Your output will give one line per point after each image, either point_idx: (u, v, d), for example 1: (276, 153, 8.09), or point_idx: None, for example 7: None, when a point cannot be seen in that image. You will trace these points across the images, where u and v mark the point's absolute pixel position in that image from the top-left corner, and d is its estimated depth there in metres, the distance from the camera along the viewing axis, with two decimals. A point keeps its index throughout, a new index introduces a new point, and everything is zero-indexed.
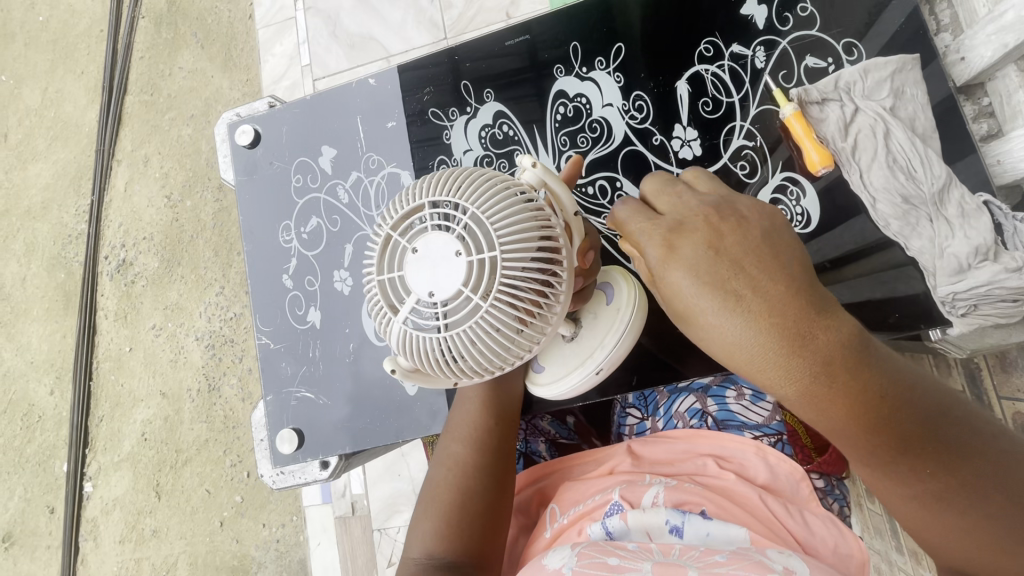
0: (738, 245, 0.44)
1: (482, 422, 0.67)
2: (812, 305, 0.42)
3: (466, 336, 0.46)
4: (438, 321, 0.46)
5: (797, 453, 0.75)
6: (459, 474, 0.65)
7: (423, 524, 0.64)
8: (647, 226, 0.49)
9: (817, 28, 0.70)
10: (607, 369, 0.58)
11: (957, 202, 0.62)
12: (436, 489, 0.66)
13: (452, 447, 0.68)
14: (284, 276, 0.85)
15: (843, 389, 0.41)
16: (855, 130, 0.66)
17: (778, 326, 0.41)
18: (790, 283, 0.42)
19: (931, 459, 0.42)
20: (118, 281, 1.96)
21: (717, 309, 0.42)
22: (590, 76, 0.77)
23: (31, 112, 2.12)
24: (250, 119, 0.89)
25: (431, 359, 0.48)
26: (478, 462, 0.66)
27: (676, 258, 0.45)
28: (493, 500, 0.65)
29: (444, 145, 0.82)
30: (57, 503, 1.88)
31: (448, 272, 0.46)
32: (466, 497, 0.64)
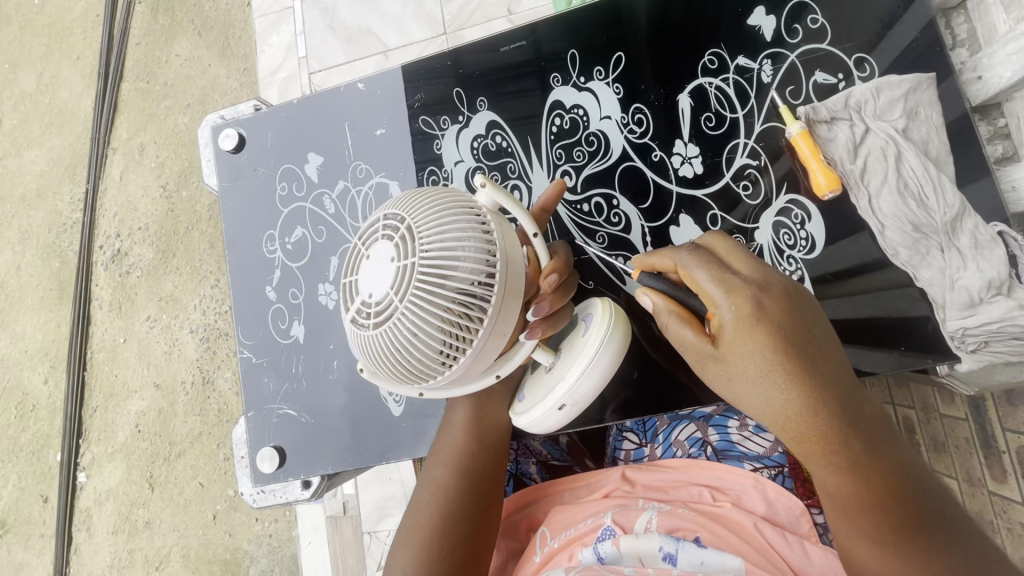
0: (788, 302, 0.46)
1: (466, 445, 0.65)
2: (836, 365, 0.46)
3: (392, 339, 0.44)
4: (370, 322, 0.45)
5: (797, 488, 0.71)
6: (442, 499, 0.63)
7: (402, 550, 0.61)
8: (701, 265, 0.48)
9: (828, 42, 0.67)
10: (572, 406, 0.55)
11: (970, 233, 0.59)
12: (418, 514, 0.63)
13: (435, 470, 0.65)
14: (267, 287, 0.82)
15: (844, 441, 0.45)
16: (864, 152, 0.62)
17: (807, 377, 0.44)
18: (821, 342, 0.46)
19: (907, 525, 0.46)
20: (112, 272, 1.93)
21: (755, 353, 0.44)
22: (587, 87, 0.74)
23: (26, 97, 2.07)
24: (235, 122, 0.85)
25: (373, 362, 0.47)
26: (462, 487, 0.63)
27: (729, 304, 0.45)
28: (476, 526, 0.62)
29: (435, 155, 0.79)
30: (51, 493, 1.87)
31: (380, 277, 0.45)
32: (447, 521, 0.61)
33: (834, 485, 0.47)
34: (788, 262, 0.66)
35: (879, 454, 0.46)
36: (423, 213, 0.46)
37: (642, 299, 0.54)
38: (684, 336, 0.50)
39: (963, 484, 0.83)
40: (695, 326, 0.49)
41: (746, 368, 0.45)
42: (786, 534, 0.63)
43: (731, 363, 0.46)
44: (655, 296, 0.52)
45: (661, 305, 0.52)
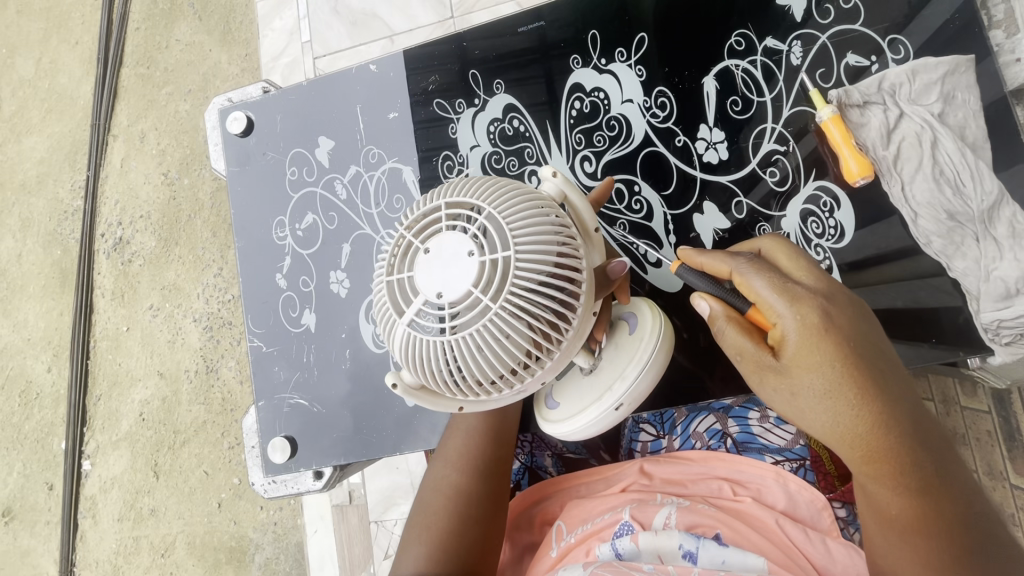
0: (853, 315, 0.45)
1: (480, 448, 0.63)
2: (899, 382, 0.45)
3: (472, 341, 0.41)
4: (445, 324, 0.41)
5: (819, 481, 0.69)
6: (456, 502, 0.62)
7: (416, 551, 0.60)
8: (757, 272, 0.48)
9: (861, 22, 0.64)
10: (629, 406, 0.53)
11: (1007, 221, 0.57)
12: (430, 515, 0.62)
13: (448, 472, 0.64)
14: (277, 275, 0.80)
15: (906, 458, 0.44)
16: (899, 137, 0.60)
17: (872, 392, 0.44)
18: (884, 358, 0.46)
19: (963, 546, 0.45)
20: (115, 260, 1.91)
21: (822, 365, 0.44)
22: (609, 69, 0.71)
23: (25, 82, 2.04)
24: (243, 105, 0.83)
25: (435, 369, 0.43)
26: (476, 489, 0.62)
27: (793, 313, 0.45)
28: (490, 523, 0.62)
29: (450, 140, 0.77)
30: (56, 481, 1.87)
31: (458, 272, 0.41)
32: (462, 523, 0.60)
33: (891, 504, 0.46)
34: (815, 251, 0.64)
35: (938, 474, 0.45)
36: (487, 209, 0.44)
37: (698, 304, 0.52)
38: (742, 347, 0.48)
39: (983, 478, 0.81)
40: (753, 335, 0.48)
41: (811, 380, 0.45)
42: (807, 531, 0.62)
43: (794, 376, 0.46)
44: (711, 300, 0.51)
45: (719, 310, 0.50)
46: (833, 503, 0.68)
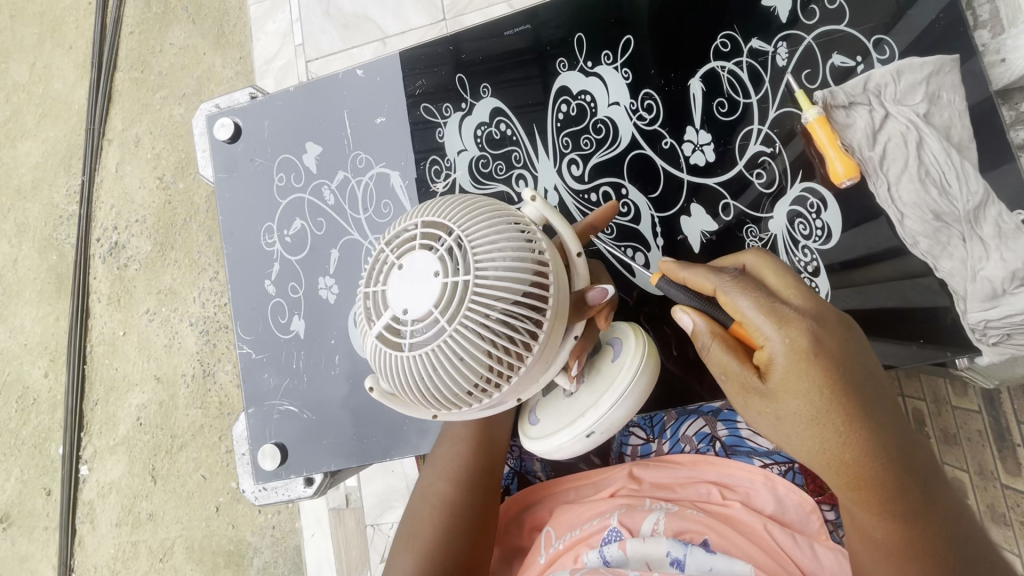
0: (844, 337, 0.44)
1: (470, 458, 0.64)
2: (887, 405, 0.45)
3: (427, 360, 0.41)
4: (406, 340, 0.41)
5: (808, 484, 0.69)
6: (444, 512, 0.61)
7: (403, 561, 0.60)
8: (743, 291, 0.46)
9: (847, 23, 0.64)
10: (600, 434, 0.54)
11: (993, 221, 0.57)
12: (419, 524, 0.62)
13: (439, 482, 0.64)
14: (266, 281, 0.80)
15: (888, 482, 0.44)
16: (884, 138, 0.60)
17: (858, 418, 0.43)
18: (872, 382, 0.45)
19: (946, 570, 0.45)
20: (110, 264, 1.91)
21: (808, 391, 0.43)
22: (595, 71, 0.71)
23: (19, 87, 2.03)
24: (231, 111, 0.83)
25: (394, 382, 0.44)
26: (466, 498, 0.62)
27: (780, 337, 0.44)
28: (477, 535, 0.61)
29: (437, 144, 0.76)
30: (53, 487, 1.87)
31: (421, 290, 0.41)
32: (449, 531, 0.60)
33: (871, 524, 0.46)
34: (802, 253, 0.64)
35: (920, 495, 0.45)
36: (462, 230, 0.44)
37: (681, 318, 0.51)
38: (726, 365, 0.48)
39: (975, 477, 0.81)
40: (738, 354, 0.48)
41: (795, 405, 0.44)
42: (796, 535, 0.62)
43: (780, 400, 0.45)
44: (696, 315, 0.50)
45: (704, 326, 0.50)
46: (822, 506, 0.68)
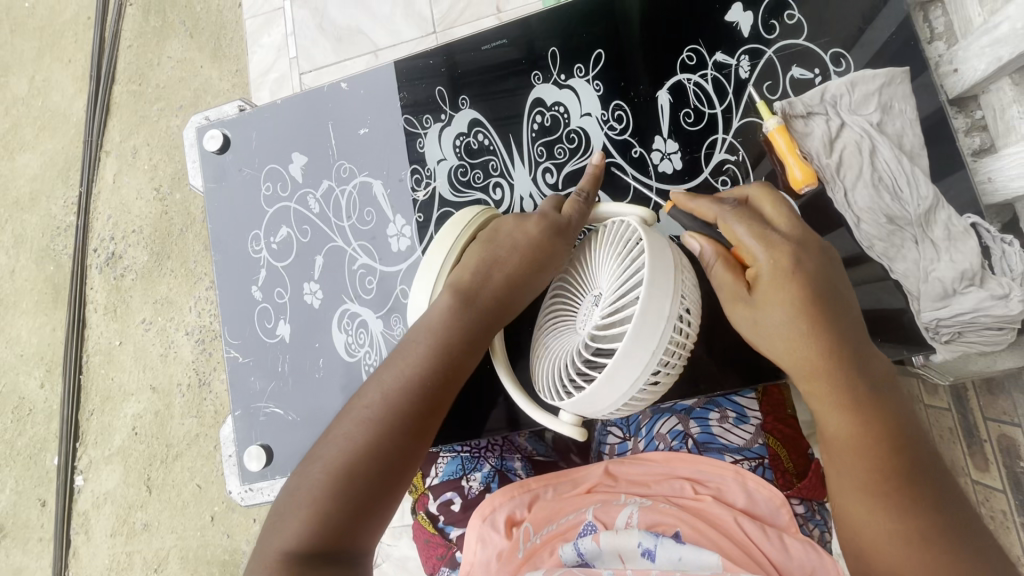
0: (822, 263, 0.52)
1: (405, 404, 0.50)
2: (862, 326, 0.53)
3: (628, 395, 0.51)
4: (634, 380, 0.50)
5: (777, 478, 0.72)
6: (347, 463, 0.47)
7: (285, 525, 0.46)
8: (742, 219, 0.54)
9: (804, 37, 0.67)
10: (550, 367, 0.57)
11: (944, 224, 0.59)
12: (316, 473, 0.48)
13: (350, 423, 0.50)
14: (253, 287, 0.83)
15: (860, 388, 0.50)
16: (840, 146, 0.63)
17: (837, 328, 0.51)
18: (847, 306, 0.53)
19: (906, 473, 0.49)
20: (107, 275, 1.93)
21: (785, 303, 0.51)
22: (568, 84, 0.74)
23: (18, 101, 2.07)
24: (220, 123, 0.86)
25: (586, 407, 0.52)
26: (376, 453, 0.48)
27: (767, 254, 0.52)
28: (376, 486, 0.48)
29: (418, 153, 0.79)
30: (48, 497, 1.87)
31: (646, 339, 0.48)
32: (345, 485, 0.47)
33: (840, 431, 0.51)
34: None
35: (892, 410, 0.50)
36: (629, 267, 0.50)
37: (690, 244, 0.58)
38: (724, 280, 0.55)
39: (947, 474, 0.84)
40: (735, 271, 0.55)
41: (777, 310, 0.51)
42: (765, 529, 0.64)
43: (764, 307, 0.52)
44: (703, 243, 0.57)
45: (709, 252, 0.56)
46: (793, 500, 0.70)
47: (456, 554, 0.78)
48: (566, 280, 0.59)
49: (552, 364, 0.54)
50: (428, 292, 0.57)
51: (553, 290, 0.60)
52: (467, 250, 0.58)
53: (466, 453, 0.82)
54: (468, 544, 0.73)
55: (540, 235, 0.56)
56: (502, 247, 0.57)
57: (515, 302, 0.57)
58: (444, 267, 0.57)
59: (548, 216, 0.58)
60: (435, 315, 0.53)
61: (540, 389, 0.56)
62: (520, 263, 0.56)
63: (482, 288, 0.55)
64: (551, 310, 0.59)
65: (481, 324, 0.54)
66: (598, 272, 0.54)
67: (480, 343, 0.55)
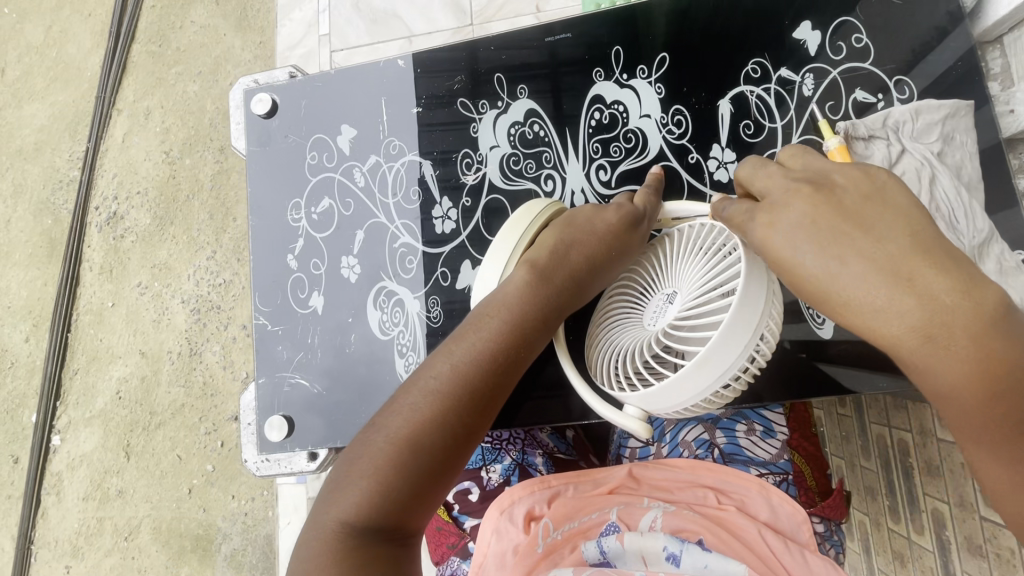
0: (851, 211, 0.45)
1: (474, 377, 0.49)
2: (998, 297, 0.41)
3: (700, 393, 0.49)
4: (708, 377, 0.48)
5: (801, 495, 0.73)
6: (412, 436, 0.46)
7: (347, 489, 0.45)
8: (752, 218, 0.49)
9: (870, 61, 0.68)
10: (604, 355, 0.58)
11: (996, 258, 0.60)
12: (379, 443, 0.46)
13: (418, 394, 0.48)
14: (289, 256, 0.81)
15: (982, 371, 0.40)
16: (899, 171, 0.63)
17: (951, 299, 0.41)
18: (900, 238, 0.43)
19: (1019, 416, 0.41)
20: (106, 234, 1.90)
21: (852, 272, 0.43)
22: (629, 84, 0.74)
23: (32, 49, 2.03)
24: (269, 87, 0.85)
25: (651, 401, 0.51)
26: (442, 426, 0.46)
27: (800, 246, 0.46)
28: (441, 458, 0.46)
29: (471, 138, 0.79)
30: (21, 454, 1.83)
31: (733, 338, 0.47)
32: (409, 455, 0.45)
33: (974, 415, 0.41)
34: None
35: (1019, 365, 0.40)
36: (713, 267, 0.52)
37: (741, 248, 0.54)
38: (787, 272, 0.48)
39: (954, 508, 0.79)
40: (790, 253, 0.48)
41: (856, 280, 0.43)
42: (788, 544, 0.63)
43: (829, 275, 0.44)
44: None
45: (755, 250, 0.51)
46: (815, 518, 0.72)
47: (468, 545, 0.77)
48: (634, 278, 0.61)
49: (615, 350, 0.55)
50: (501, 267, 0.57)
51: (620, 286, 0.62)
52: (542, 233, 0.60)
53: (487, 443, 0.82)
54: (482, 534, 0.71)
55: (617, 224, 0.58)
56: (580, 232, 0.58)
57: (590, 285, 0.57)
58: (518, 249, 0.58)
59: (624, 208, 0.60)
60: (511, 290, 0.53)
61: (599, 375, 0.57)
62: (599, 245, 0.57)
63: (560, 266, 0.55)
64: (620, 304, 0.60)
65: (554, 302, 0.54)
66: (676, 272, 0.55)
67: (552, 319, 0.54)
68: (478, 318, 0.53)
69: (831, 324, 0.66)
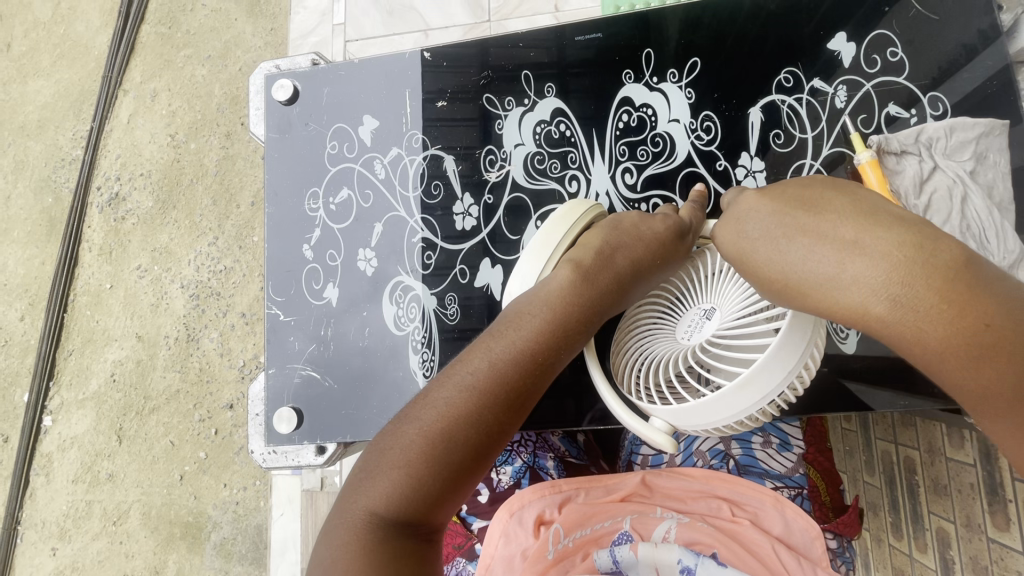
0: (791, 197, 0.47)
1: (512, 375, 0.47)
2: (948, 251, 0.39)
3: (735, 413, 0.48)
4: (749, 398, 0.47)
5: (815, 510, 0.73)
6: (444, 431, 0.44)
7: (375, 479, 0.43)
8: (723, 228, 0.51)
9: (905, 75, 0.67)
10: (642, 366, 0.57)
11: None
12: (410, 436, 0.45)
13: (454, 387, 0.47)
14: (304, 246, 0.80)
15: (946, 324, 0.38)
16: (930, 189, 0.63)
17: (900, 257, 0.39)
18: (839, 209, 0.44)
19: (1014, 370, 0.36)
20: (107, 215, 1.87)
21: (803, 254, 0.43)
22: (659, 87, 0.73)
23: (39, 24, 2.00)
24: (292, 73, 0.83)
25: (682, 415, 0.50)
26: (477, 422, 0.45)
27: (758, 242, 0.47)
28: (473, 456, 0.45)
29: (495, 134, 0.78)
30: (12, 434, 1.81)
31: (778, 361, 0.46)
32: (442, 449, 0.44)
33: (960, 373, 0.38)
34: None
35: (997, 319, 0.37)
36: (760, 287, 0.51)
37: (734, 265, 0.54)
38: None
39: (961, 529, 0.78)
40: None
41: (809, 260, 0.43)
42: (801, 559, 0.63)
43: (780, 261, 0.45)
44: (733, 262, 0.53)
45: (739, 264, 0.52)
46: (827, 534, 0.71)
47: (475, 546, 0.77)
48: (670, 289, 0.61)
49: (648, 358, 0.56)
50: (540, 269, 0.57)
51: (657, 295, 0.61)
52: (586, 234, 0.60)
53: None
54: (490, 536, 0.71)
55: (663, 233, 0.59)
56: (627, 236, 0.58)
57: (631, 288, 0.57)
58: (561, 247, 0.58)
59: (670, 218, 0.61)
60: (555, 289, 0.52)
61: (625, 383, 0.58)
62: (645, 251, 0.57)
63: (604, 267, 0.55)
64: (654, 315, 0.60)
65: (596, 303, 0.53)
66: (719, 288, 0.55)
67: (595, 322, 0.54)
68: (521, 313, 0.51)
69: (855, 338, 0.65)
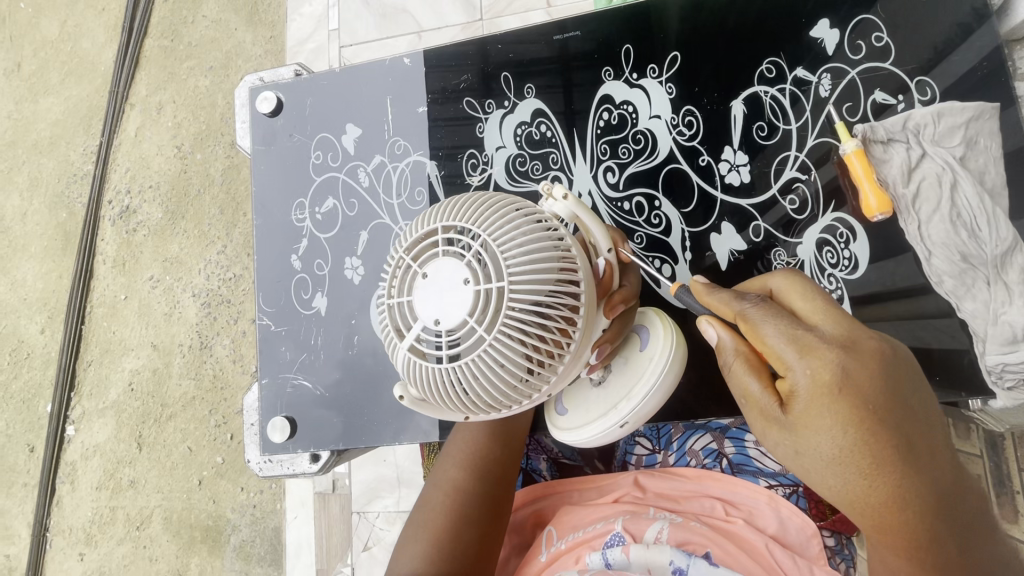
0: (826, 319, 0.42)
1: (486, 454, 0.65)
2: (907, 471, 0.39)
3: (472, 370, 0.43)
4: (443, 353, 0.43)
5: (811, 508, 0.71)
6: (453, 508, 0.63)
7: (412, 549, 0.62)
8: (768, 318, 0.42)
9: (891, 61, 0.65)
10: (632, 425, 0.54)
11: (1019, 268, 0.59)
12: (429, 514, 0.63)
13: (450, 471, 0.66)
14: (293, 256, 0.81)
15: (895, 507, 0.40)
16: (919, 177, 0.62)
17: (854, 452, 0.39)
18: (874, 377, 0.39)
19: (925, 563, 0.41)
20: (119, 228, 1.91)
21: (833, 427, 0.39)
22: (639, 84, 0.73)
23: (47, 43, 2.04)
24: (274, 85, 0.84)
25: (443, 392, 0.45)
26: (478, 487, 0.64)
27: (804, 366, 0.40)
28: (484, 523, 0.63)
29: (477, 138, 0.78)
30: (37, 443, 1.86)
31: (455, 301, 0.42)
32: (458, 522, 0.62)
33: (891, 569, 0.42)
34: (828, 281, 0.65)
35: (932, 522, 0.41)
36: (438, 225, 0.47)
37: (705, 331, 0.47)
38: (747, 391, 0.44)
39: None
40: (751, 364, 0.44)
41: (830, 434, 0.40)
42: (796, 558, 0.62)
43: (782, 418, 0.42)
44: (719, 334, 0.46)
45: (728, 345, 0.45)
46: (823, 531, 0.71)
47: None
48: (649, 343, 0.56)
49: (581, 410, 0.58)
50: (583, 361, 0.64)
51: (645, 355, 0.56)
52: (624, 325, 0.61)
53: None
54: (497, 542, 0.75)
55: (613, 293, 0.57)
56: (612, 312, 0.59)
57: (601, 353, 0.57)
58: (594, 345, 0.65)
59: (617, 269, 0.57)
60: None
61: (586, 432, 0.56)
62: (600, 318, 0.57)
63: None
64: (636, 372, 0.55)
65: None
66: None
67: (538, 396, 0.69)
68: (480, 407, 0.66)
69: None
